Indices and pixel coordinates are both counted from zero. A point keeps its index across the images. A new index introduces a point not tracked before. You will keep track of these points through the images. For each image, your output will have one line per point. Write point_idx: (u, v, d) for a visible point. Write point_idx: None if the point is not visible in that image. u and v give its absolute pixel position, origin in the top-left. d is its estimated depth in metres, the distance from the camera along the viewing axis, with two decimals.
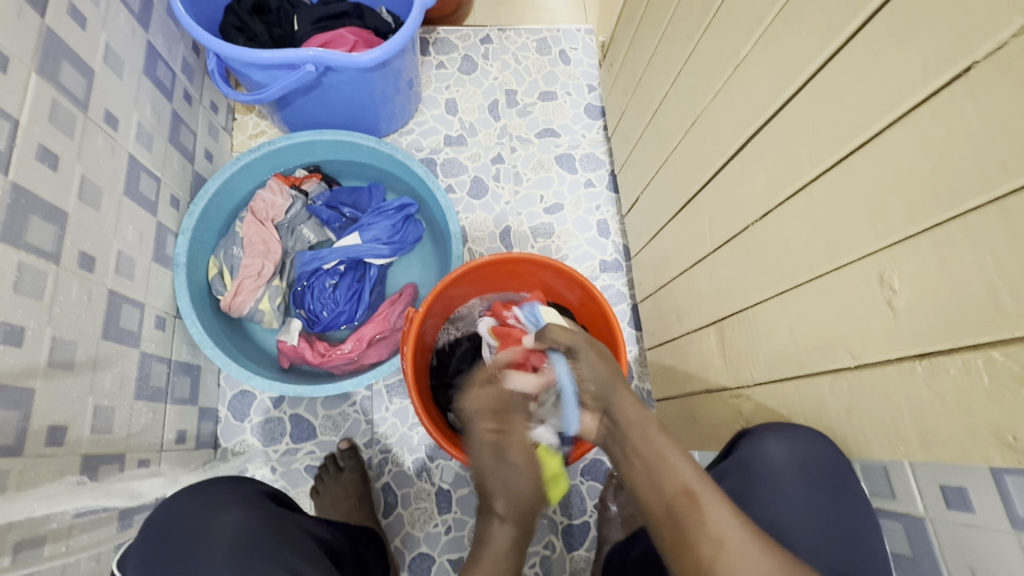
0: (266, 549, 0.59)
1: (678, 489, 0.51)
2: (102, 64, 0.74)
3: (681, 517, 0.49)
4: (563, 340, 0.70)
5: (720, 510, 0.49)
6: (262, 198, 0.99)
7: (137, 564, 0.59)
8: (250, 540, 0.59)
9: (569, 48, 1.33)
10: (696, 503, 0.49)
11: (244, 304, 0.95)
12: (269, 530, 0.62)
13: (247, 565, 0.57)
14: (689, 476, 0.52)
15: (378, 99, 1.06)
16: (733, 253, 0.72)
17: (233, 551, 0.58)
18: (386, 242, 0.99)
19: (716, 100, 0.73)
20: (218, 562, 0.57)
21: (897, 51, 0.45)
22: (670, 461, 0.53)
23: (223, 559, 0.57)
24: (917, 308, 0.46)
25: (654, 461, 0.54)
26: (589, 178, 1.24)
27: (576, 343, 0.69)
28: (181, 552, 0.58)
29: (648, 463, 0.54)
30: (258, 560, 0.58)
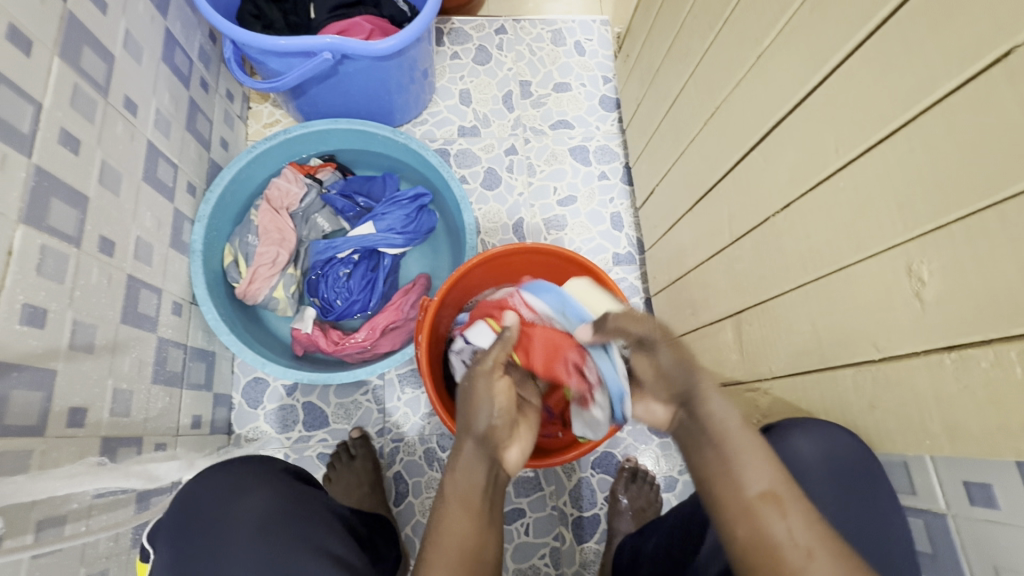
0: (296, 526, 0.60)
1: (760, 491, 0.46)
2: (122, 50, 0.75)
3: (759, 518, 0.45)
4: (633, 330, 0.59)
5: (802, 518, 0.45)
6: (277, 186, 0.99)
7: (168, 532, 0.60)
8: (281, 516, 0.61)
9: (584, 39, 1.31)
10: (780, 505, 0.46)
11: (259, 292, 0.95)
12: (298, 508, 0.63)
13: (275, 542, 0.58)
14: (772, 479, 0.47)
15: (393, 89, 1.06)
16: (753, 245, 0.72)
17: (261, 527, 0.59)
18: (400, 231, 0.99)
19: (738, 90, 0.72)
20: (249, 537, 0.58)
21: (931, 37, 0.44)
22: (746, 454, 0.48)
23: (252, 536, 0.58)
24: (945, 300, 0.45)
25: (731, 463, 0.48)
26: (603, 171, 1.23)
27: (650, 337, 0.57)
28: (208, 526, 0.59)
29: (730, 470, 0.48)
30: (287, 537, 0.59)
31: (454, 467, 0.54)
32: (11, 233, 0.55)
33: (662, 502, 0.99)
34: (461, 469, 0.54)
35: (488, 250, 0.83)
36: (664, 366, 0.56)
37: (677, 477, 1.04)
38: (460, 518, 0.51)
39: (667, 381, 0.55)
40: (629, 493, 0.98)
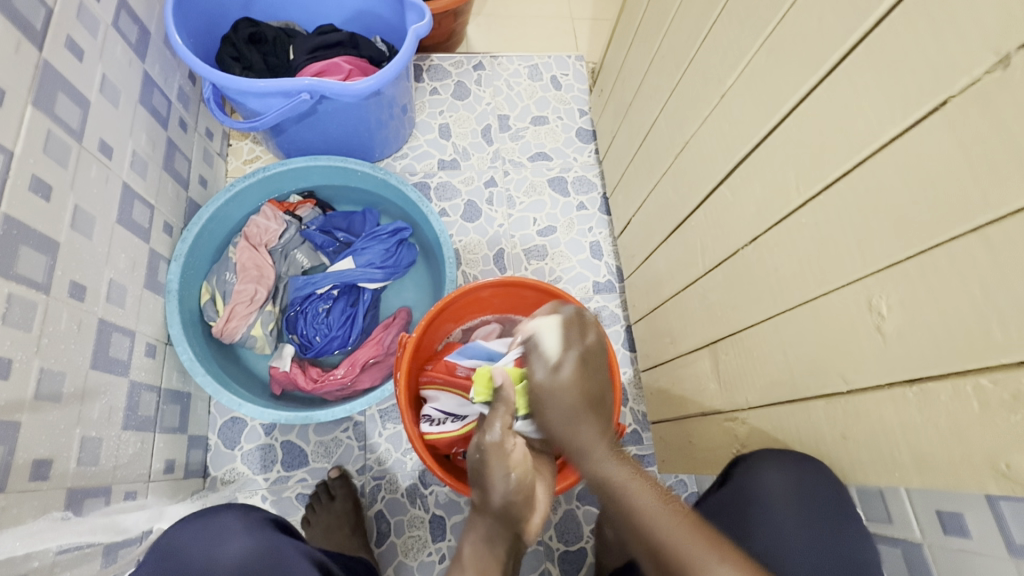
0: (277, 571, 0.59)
1: (665, 541, 0.51)
2: (97, 94, 0.75)
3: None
4: (558, 365, 0.63)
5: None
6: (255, 223, 0.99)
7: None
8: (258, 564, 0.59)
9: (560, 74, 1.35)
10: None
11: (237, 330, 0.93)
12: (276, 554, 0.61)
13: None
14: (676, 529, 0.52)
15: (372, 125, 1.08)
16: (726, 274, 0.73)
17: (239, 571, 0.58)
18: (380, 266, 0.99)
19: (704, 127, 0.75)
20: None
21: (877, 83, 0.46)
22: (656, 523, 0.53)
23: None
24: (904, 334, 0.46)
25: (640, 521, 0.54)
26: (581, 201, 1.25)
27: (561, 377, 0.62)
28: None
29: (627, 511, 0.55)
30: None
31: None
32: None
33: None
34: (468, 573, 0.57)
35: (452, 294, 0.84)
36: (567, 378, 0.62)
37: None
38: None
39: (557, 421, 0.61)
40: None
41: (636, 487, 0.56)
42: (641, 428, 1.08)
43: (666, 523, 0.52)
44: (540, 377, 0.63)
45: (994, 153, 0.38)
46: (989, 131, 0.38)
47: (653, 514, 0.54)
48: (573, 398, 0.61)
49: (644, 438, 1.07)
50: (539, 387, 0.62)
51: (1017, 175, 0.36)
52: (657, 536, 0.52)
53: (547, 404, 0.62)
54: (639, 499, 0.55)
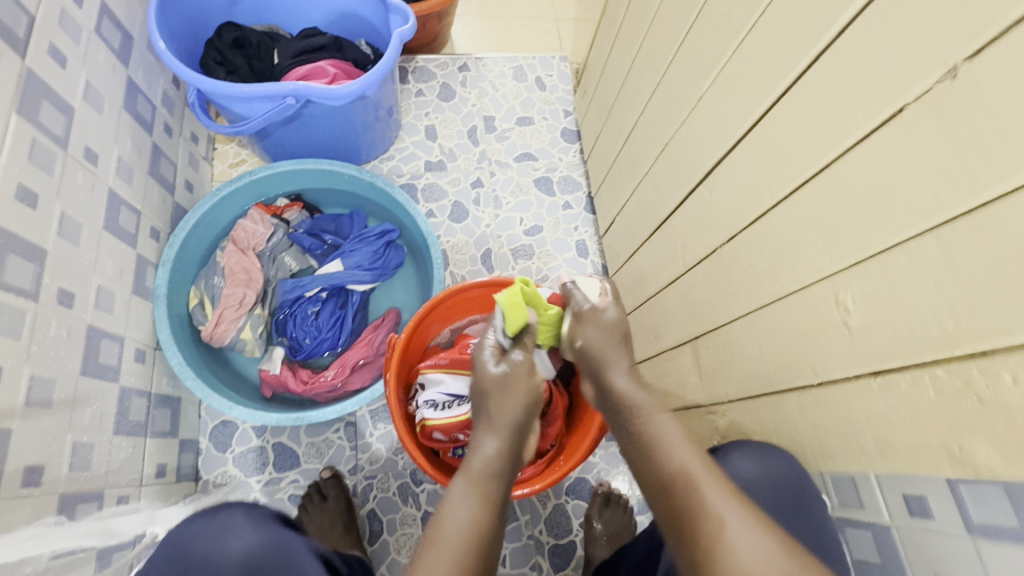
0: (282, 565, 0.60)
1: (677, 472, 0.52)
2: (82, 101, 0.75)
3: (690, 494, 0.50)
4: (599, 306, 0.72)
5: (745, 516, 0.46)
6: (243, 227, 1.00)
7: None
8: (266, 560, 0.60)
9: (544, 75, 1.37)
10: None
11: (226, 334, 0.94)
12: (284, 547, 0.62)
13: None
14: (696, 467, 0.52)
15: (358, 128, 1.09)
16: (706, 272, 0.75)
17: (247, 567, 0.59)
18: (368, 268, 1.01)
19: (683, 129, 0.77)
20: None
21: (841, 91, 0.49)
22: (669, 448, 0.55)
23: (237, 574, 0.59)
24: (869, 328, 0.49)
25: (654, 445, 0.56)
26: (567, 201, 1.27)
27: (587, 316, 0.72)
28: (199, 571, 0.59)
29: (643, 433, 0.59)
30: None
31: (481, 455, 0.62)
32: None
33: (636, 525, 0.99)
34: (463, 483, 0.58)
35: (443, 294, 0.86)
36: (606, 319, 0.72)
37: None
38: (446, 561, 0.51)
39: (594, 346, 0.70)
40: (603, 517, 0.97)
41: (659, 418, 0.59)
42: None
43: (683, 454, 0.54)
44: (585, 313, 0.73)
45: (945, 158, 0.40)
46: (940, 137, 0.40)
47: (672, 444, 0.55)
48: (603, 333, 0.71)
49: None
50: (580, 317, 0.73)
51: (965, 179, 0.39)
52: (671, 463, 0.53)
53: (587, 332, 0.71)
54: (660, 422, 0.59)
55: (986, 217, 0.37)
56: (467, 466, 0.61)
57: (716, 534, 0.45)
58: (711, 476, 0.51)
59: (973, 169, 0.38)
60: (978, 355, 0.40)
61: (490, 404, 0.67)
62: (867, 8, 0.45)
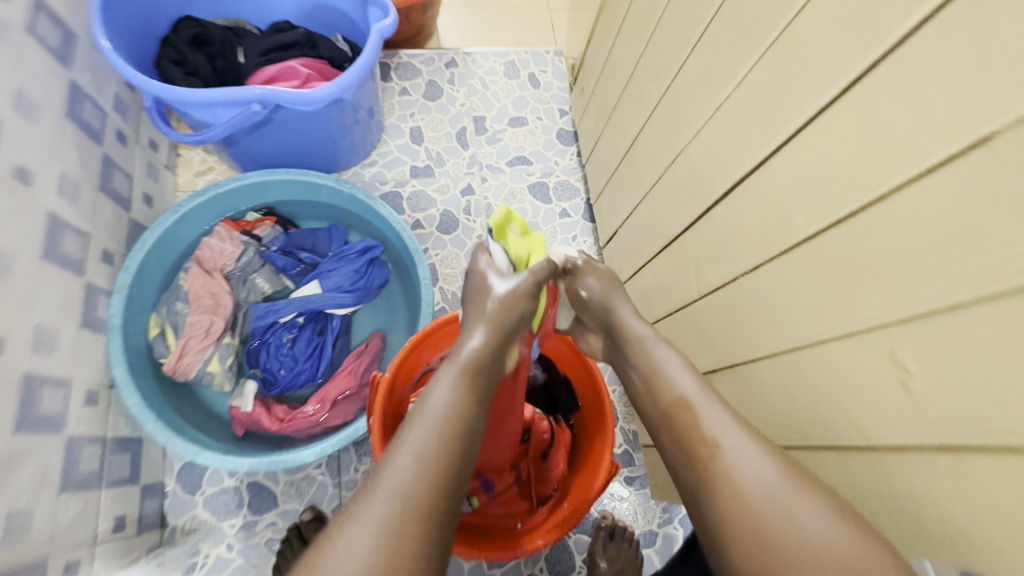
0: None
1: (679, 399, 0.56)
2: (10, 111, 0.65)
3: (682, 421, 0.54)
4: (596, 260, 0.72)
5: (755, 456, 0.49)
6: (208, 246, 0.90)
7: None
8: None
9: (538, 71, 1.27)
10: None
11: (191, 366, 0.85)
12: None
13: None
14: (693, 391, 0.56)
15: (336, 132, 0.99)
16: (723, 302, 0.68)
17: None
18: (349, 290, 0.91)
19: (697, 141, 0.69)
20: None
21: (900, 114, 0.41)
22: (675, 382, 0.57)
23: None
24: (933, 394, 0.41)
25: (654, 375, 0.59)
26: (564, 208, 1.18)
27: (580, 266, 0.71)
28: None
29: (642, 363, 0.62)
30: None
31: (466, 346, 0.58)
32: None
33: (643, 562, 0.92)
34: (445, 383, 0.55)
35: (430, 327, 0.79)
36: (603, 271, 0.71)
37: (657, 533, 0.98)
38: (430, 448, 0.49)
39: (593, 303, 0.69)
40: (608, 554, 0.90)
41: (660, 353, 0.61)
42: (632, 449, 1.03)
43: (682, 382, 0.57)
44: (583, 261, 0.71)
45: None
46: None
47: (672, 374, 0.58)
48: (603, 281, 0.69)
49: (635, 459, 1.03)
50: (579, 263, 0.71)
51: None
52: (674, 388, 0.57)
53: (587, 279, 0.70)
54: (656, 354, 0.61)
55: None
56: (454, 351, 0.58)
57: (713, 459, 0.50)
58: (710, 404, 0.54)
59: None
60: None
61: (471, 309, 0.62)
62: (940, 13, 0.37)
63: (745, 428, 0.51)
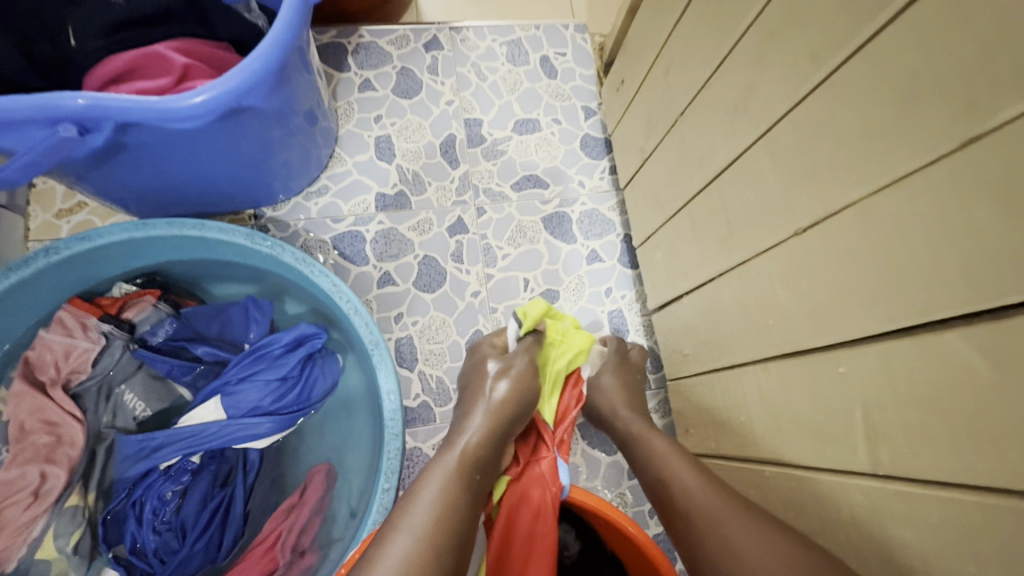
0: None
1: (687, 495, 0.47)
2: None
3: (689, 519, 0.45)
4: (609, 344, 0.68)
5: (748, 526, 0.42)
6: (45, 347, 0.57)
7: None
8: None
9: (553, 53, 0.92)
10: None
11: (7, 554, 0.52)
12: None
13: None
14: (695, 481, 0.47)
15: (253, 155, 0.65)
16: (942, 518, 0.34)
17: None
18: (271, 410, 0.59)
19: (881, 202, 0.36)
20: None
21: None
22: (695, 496, 0.46)
23: None
24: None
25: (661, 467, 0.50)
26: (593, 249, 0.84)
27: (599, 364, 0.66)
28: None
29: (652, 472, 0.51)
30: None
31: (469, 433, 0.47)
32: None
33: None
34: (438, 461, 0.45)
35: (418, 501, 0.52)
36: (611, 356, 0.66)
37: None
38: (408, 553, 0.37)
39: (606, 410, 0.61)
40: None
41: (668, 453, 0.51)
42: None
43: (686, 475, 0.48)
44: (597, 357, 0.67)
45: None
46: None
47: (675, 467, 0.50)
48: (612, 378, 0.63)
49: None
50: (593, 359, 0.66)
51: None
52: (681, 485, 0.48)
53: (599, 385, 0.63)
54: (655, 443, 0.53)
55: None
56: (452, 434, 0.47)
57: (691, 528, 0.45)
58: (714, 495, 0.46)
59: None
60: None
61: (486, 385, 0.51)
62: None
63: (740, 503, 0.45)
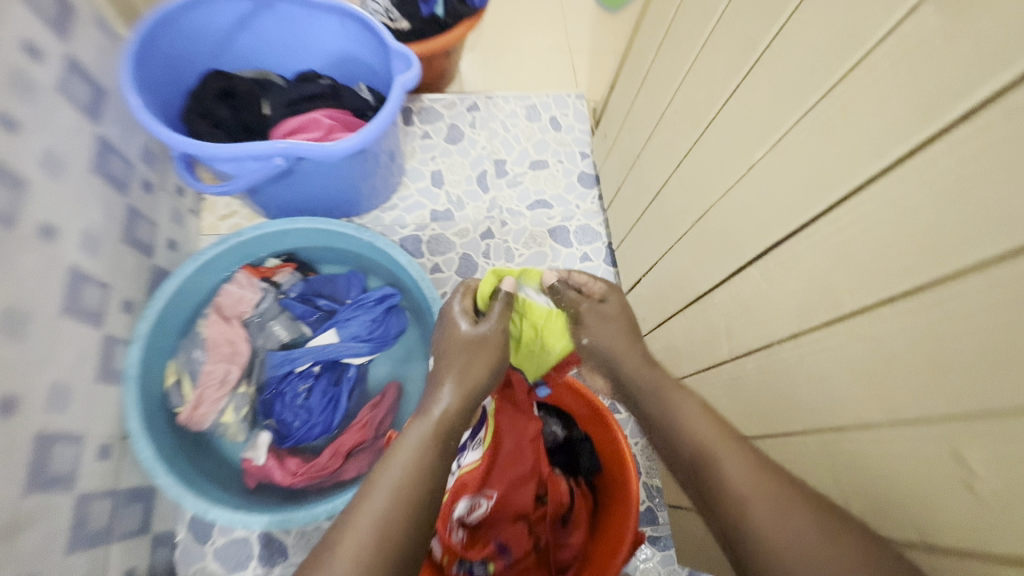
0: None
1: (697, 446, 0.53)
2: (39, 171, 0.65)
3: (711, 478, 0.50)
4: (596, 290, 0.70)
5: (772, 496, 0.47)
6: (228, 293, 0.90)
7: None
8: None
9: (559, 114, 1.27)
10: None
11: (206, 417, 0.84)
12: None
13: None
14: (721, 450, 0.52)
15: (358, 179, 0.99)
16: (757, 367, 0.64)
17: None
18: (366, 339, 0.90)
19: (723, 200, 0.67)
20: None
21: (948, 202, 0.38)
22: (725, 462, 0.50)
23: None
24: (1002, 503, 0.37)
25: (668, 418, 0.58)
26: (585, 252, 1.16)
27: (578, 311, 0.69)
28: None
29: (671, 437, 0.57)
30: None
31: (441, 404, 0.58)
32: None
33: None
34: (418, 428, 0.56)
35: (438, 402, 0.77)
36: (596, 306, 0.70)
37: None
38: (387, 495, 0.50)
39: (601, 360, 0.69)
40: None
41: (691, 413, 0.56)
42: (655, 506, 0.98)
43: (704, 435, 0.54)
44: (584, 305, 0.69)
45: None
46: None
47: (700, 435, 0.54)
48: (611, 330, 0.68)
49: (659, 518, 0.97)
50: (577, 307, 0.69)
51: None
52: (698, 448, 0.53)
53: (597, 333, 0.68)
54: (680, 402, 0.58)
55: None
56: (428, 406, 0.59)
57: (711, 486, 0.50)
58: (738, 462, 0.50)
59: None
60: None
61: (446, 366, 0.63)
62: (987, 110, 0.35)
63: (765, 479, 0.48)
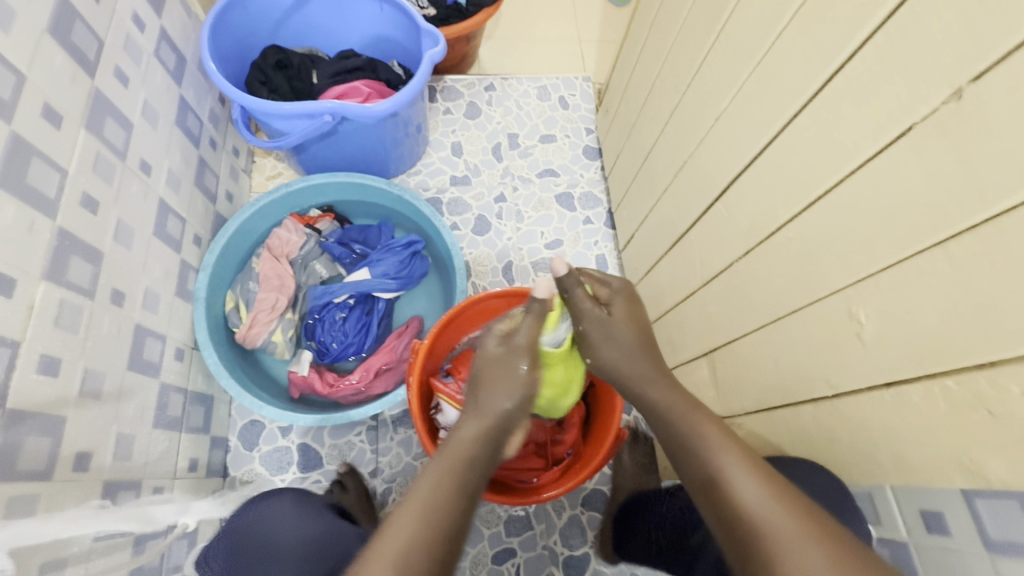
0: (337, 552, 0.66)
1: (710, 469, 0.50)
2: (140, 117, 0.82)
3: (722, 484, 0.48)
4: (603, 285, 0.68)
5: (772, 494, 0.46)
6: (277, 236, 1.05)
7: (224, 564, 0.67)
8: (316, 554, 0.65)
9: (567, 94, 1.41)
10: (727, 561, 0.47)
11: (259, 335, 0.99)
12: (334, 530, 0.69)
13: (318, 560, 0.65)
14: (728, 461, 0.49)
15: (389, 143, 1.14)
16: (722, 284, 0.77)
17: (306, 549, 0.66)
18: (394, 277, 1.05)
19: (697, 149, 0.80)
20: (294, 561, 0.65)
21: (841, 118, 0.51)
22: (733, 473, 0.48)
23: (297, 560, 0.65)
24: (881, 340, 0.50)
25: (687, 431, 0.54)
26: (587, 216, 1.29)
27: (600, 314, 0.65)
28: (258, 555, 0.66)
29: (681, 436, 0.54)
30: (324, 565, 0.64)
31: (461, 428, 0.57)
32: (32, 289, 0.61)
33: None
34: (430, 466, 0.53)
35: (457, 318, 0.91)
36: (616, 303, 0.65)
37: None
38: (405, 525, 0.47)
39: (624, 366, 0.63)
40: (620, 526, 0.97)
41: (692, 417, 0.54)
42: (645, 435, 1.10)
43: (713, 448, 0.51)
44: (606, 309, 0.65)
45: (946, 175, 0.42)
46: (944, 154, 0.42)
47: (704, 440, 0.52)
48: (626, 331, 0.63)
49: None
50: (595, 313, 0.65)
51: (968, 201, 0.40)
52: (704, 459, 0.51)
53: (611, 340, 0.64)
54: (671, 398, 0.57)
55: (1001, 229, 0.38)
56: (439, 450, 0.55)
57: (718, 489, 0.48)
58: (746, 476, 0.48)
59: (974, 192, 0.40)
60: (989, 366, 0.40)
61: (481, 391, 0.60)
62: (863, 48, 0.48)
63: (772, 484, 0.46)
